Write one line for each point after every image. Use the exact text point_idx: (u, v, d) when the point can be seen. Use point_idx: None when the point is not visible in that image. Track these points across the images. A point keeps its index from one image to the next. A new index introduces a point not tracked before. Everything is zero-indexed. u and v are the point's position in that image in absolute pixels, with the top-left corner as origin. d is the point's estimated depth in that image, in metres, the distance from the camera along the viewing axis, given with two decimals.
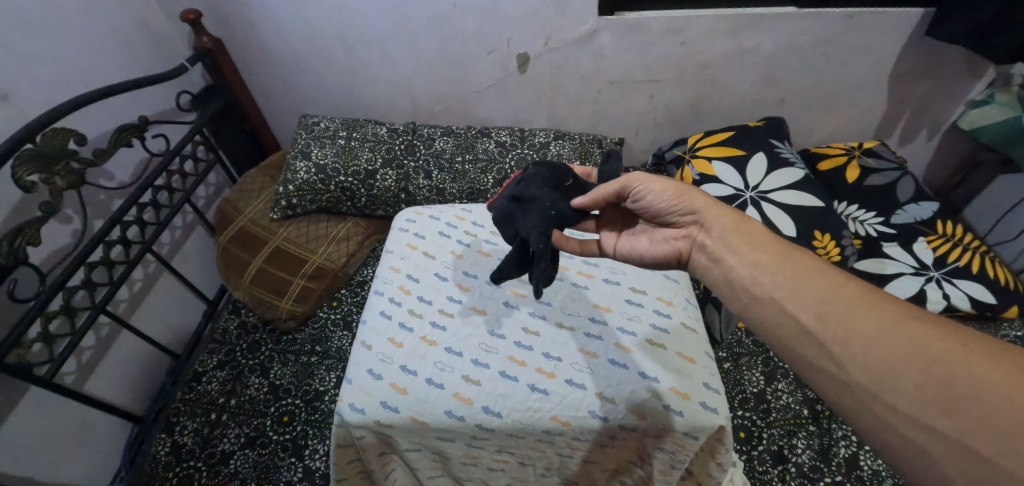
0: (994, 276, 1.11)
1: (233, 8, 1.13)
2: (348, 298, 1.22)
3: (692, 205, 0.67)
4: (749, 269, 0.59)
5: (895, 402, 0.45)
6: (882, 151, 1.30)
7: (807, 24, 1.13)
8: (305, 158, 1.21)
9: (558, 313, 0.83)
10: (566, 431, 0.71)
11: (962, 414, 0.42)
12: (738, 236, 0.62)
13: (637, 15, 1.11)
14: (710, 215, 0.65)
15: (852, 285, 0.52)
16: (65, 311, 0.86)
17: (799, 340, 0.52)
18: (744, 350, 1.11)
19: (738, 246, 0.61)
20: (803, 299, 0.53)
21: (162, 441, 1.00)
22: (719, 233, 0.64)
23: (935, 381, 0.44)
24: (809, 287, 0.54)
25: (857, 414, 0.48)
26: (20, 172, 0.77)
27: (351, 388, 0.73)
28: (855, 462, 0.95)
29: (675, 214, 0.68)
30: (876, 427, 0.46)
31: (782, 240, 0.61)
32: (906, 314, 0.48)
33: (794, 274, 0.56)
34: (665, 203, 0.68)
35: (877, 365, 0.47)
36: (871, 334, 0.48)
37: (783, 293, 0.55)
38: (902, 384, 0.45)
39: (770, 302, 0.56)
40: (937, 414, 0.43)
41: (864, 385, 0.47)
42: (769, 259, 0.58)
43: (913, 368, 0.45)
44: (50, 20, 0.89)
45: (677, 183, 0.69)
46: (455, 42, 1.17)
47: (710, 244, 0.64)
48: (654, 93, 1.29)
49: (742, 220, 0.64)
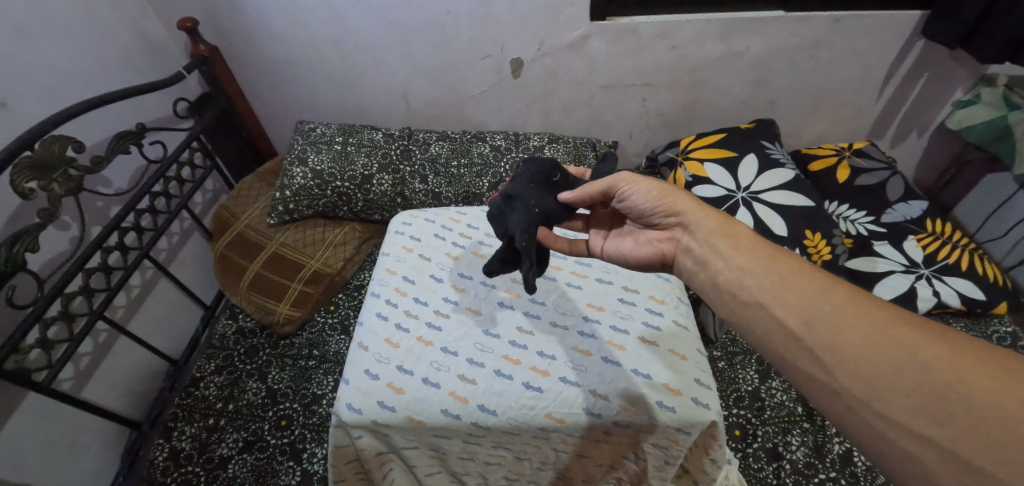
0: (983, 273, 1.12)
1: (229, 16, 1.14)
2: (345, 302, 1.23)
3: (677, 207, 0.68)
4: (735, 273, 0.60)
5: (885, 409, 0.45)
6: (871, 151, 1.32)
7: (795, 28, 1.15)
8: (302, 163, 1.21)
9: (552, 312, 0.84)
10: (560, 428, 0.72)
11: (952, 423, 0.42)
12: (723, 238, 0.63)
13: (628, 20, 1.13)
14: (695, 218, 0.66)
15: (840, 290, 0.52)
16: (63, 317, 0.86)
17: (786, 343, 0.53)
18: (738, 350, 1.12)
19: (723, 251, 0.62)
20: (790, 305, 0.54)
21: (160, 446, 1.00)
22: (704, 236, 0.65)
23: (926, 388, 0.44)
24: (795, 292, 0.54)
25: (845, 416, 0.48)
26: (18, 180, 0.78)
27: (348, 389, 0.74)
28: (849, 458, 0.96)
29: (660, 216, 0.69)
30: (864, 429, 0.47)
31: (767, 242, 0.61)
32: (895, 320, 0.48)
33: (780, 279, 0.56)
34: (650, 204, 0.69)
35: (866, 373, 0.47)
36: (860, 341, 0.48)
37: (770, 298, 0.55)
38: (891, 392, 0.45)
39: (757, 305, 0.56)
40: (927, 419, 0.43)
41: (852, 391, 0.47)
42: (756, 263, 0.59)
43: (902, 376, 0.45)
44: (50, 30, 0.90)
45: (664, 185, 0.70)
46: (450, 48, 1.19)
47: (694, 247, 0.66)
48: (646, 96, 1.31)
49: (726, 222, 0.65)
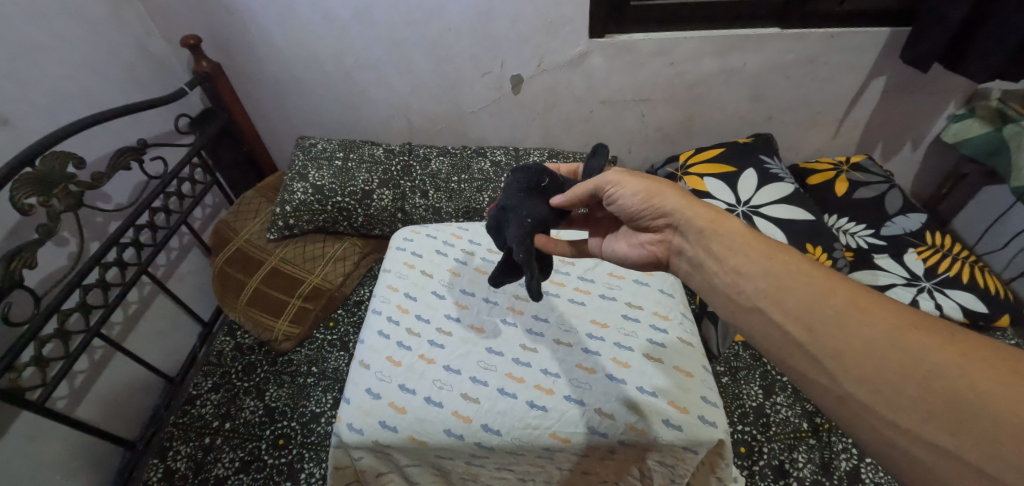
0: (985, 286, 1.11)
1: (233, 34, 1.16)
2: (345, 318, 1.22)
3: (665, 207, 0.67)
4: (730, 276, 0.59)
5: (892, 417, 0.44)
6: (869, 165, 1.33)
7: (790, 44, 1.16)
8: (302, 179, 1.22)
9: (555, 329, 0.83)
10: (565, 448, 0.70)
11: (964, 431, 0.40)
12: (713, 237, 0.62)
13: (626, 37, 1.15)
14: (683, 218, 0.66)
15: (841, 290, 0.51)
16: (59, 334, 0.85)
17: (789, 350, 0.52)
18: (742, 364, 1.11)
19: (716, 252, 0.62)
20: (789, 310, 0.53)
21: (154, 466, 0.98)
22: (694, 237, 0.65)
23: (934, 395, 0.42)
24: (795, 294, 0.53)
25: (853, 423, 0.47)
26: (19, 195, 0.78)
27: (350, 408, 0.73)
28: (857, 475, 0.95)
29: (649, 218, 0.69)
30: (874, 437, 0.45)
31: (762, 237, 0.61)
32: (902, 321, 0.46)
33: (777, 280, 0.55)
34: (637, 206, 0.69)
35: (871, 378, 0.45)
36: (863, 346, 0.46)
37: (769, 303, 0.54)
38: (897, 398, 0.44)
39: (756, 310, 0.56)
40: (938, 430, 0.41)
41: (857, 397, 0.46)
42: (753, 263, 0.58)
43: (909, 381, 0.43)
44: (52, 46, 0.91)
45: (651, 183, 0.69)
46: (452, 66, 1.20)
47: (687, 248, 0.66)
48: (645, 111, 1.32)
49: (717, 219, 0.64)
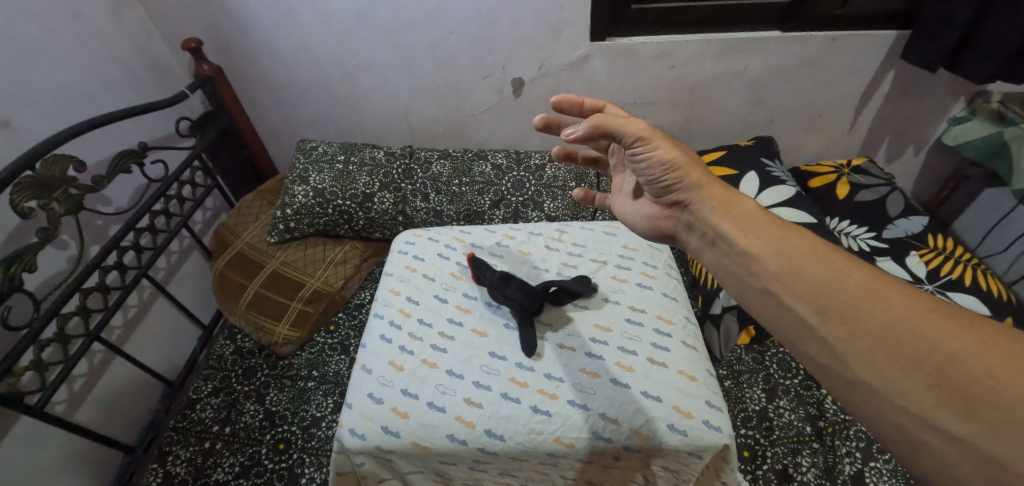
0: (990, 291, 1.09)
1: (234, 37, 1.16)
2: (345, 322, 1.21)
3: (682, 184, 0.64)
4: (740, 257, 0.57)
5: (904, 402, 0.42)
6: (870, 168, 1.34)
7: (792, 47, 1.17)
8: (303, 182, 1.22)
9: (558, 334, 0.83)
10: (569, 454, 0.70)
11: (979, 418, 0.39)
12: (725, 216, 0.61)
13: (628, 41, 1.15)
14: (698, 198, 0.64)
15: (857, 273, 0.49)
16: (58, 338, 0.85)
17: (799, 335, 0.50)
18: (744, 368, 1.11)
19: (728, 232, 0.59)
20: (800, 293, 0.51)
21: (153, 472, 0.97)
22: (705, 215, 0.63)
23: (948, 383, 0.41)
24: (806, 277, 0.51)
25: (864, 410, 0.45)
26: (19, 199, 0.77)
27: (352, 413, 0.73)
28: (861, 479, 0.94)
29: (664, 191, 0.66)
30: (883, 423, 0.44)
31: (772, 218, 0.59)
32: (920, 307, 0.45)
33: (790, 262, 0.53)
34: (656, 172, 0.65)
35: (885, 365, 0.44)
36: (878, 331, 0.45)
37: (780, 285, 0.53)
38: (910, 383, 0.42)
39: (766, 293, 0.54)
40: (950, 418, 0.40)
41: (869, 383, 0.45)
42: (765, 245, 0.56)
43: (923, 368, 0.42)
44: (52, 50, 0.90)
45: (677, 156, 0.64)
46: (453, 70, 1.21)
47: (697, 225, 0.64)
48: (646, 114, 1.32)
49: (730, 200, 0.62)
